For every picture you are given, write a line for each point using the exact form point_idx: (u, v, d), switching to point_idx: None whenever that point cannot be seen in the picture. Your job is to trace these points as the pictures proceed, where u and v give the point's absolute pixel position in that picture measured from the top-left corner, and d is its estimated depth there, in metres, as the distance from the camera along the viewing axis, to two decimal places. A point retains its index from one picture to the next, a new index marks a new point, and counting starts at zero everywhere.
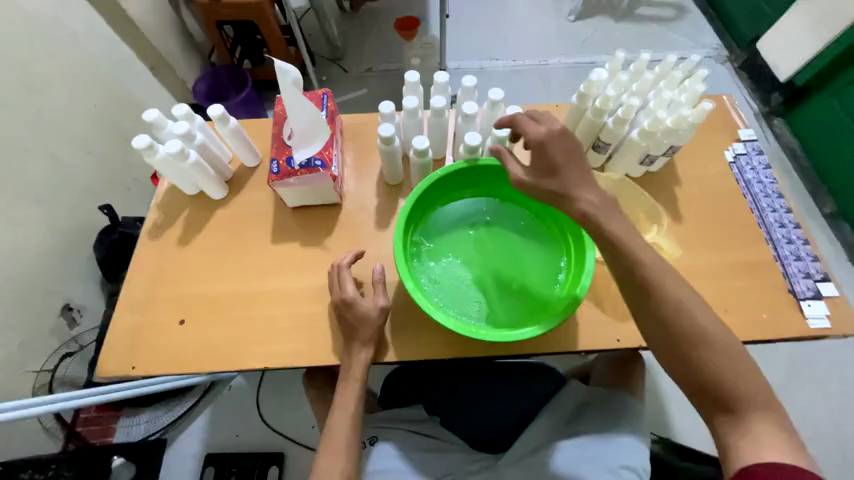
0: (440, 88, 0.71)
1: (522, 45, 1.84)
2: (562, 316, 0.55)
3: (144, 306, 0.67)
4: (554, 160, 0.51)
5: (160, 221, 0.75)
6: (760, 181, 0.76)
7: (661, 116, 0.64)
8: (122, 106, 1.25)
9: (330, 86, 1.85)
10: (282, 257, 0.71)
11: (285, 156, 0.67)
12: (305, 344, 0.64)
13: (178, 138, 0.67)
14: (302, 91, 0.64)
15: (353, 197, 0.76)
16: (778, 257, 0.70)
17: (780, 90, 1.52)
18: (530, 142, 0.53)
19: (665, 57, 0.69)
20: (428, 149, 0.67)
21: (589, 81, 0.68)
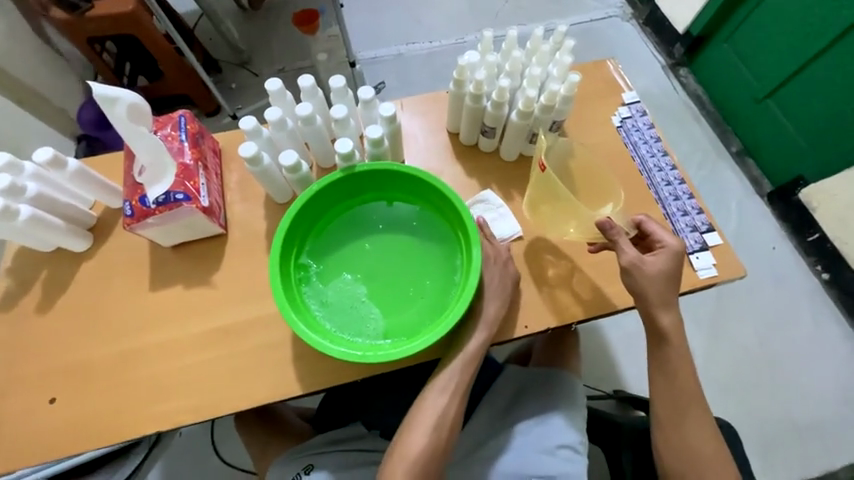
0: (308, 93, 0.65)
1: (438, 25, 1.78)
2: (455, 318, 0.54)
3: (5, 391, 0.59)
4: (637, 285, 0.61)
5: (12, 288, 0.65)
6: (645, 142, 0.78)
7: (532, 94, 0.63)
8: None
9: (239, 93, 1.71)
10: (164, 305, 0.64)
11: (139, 194, 0.59)
12: (202, 397, 0.59)
13: (0, 195, 0.57)
14: (139, 125, 0.56)
15: (239, 224, 0.70)
16: (668, 215, 0.73)
17: (682, 41, 1.56)
18: (623, 260, 0.60)
19: (534, 31, 0.68)
20: (300, 163, 0.62)
21: (460, 66, 0.65)
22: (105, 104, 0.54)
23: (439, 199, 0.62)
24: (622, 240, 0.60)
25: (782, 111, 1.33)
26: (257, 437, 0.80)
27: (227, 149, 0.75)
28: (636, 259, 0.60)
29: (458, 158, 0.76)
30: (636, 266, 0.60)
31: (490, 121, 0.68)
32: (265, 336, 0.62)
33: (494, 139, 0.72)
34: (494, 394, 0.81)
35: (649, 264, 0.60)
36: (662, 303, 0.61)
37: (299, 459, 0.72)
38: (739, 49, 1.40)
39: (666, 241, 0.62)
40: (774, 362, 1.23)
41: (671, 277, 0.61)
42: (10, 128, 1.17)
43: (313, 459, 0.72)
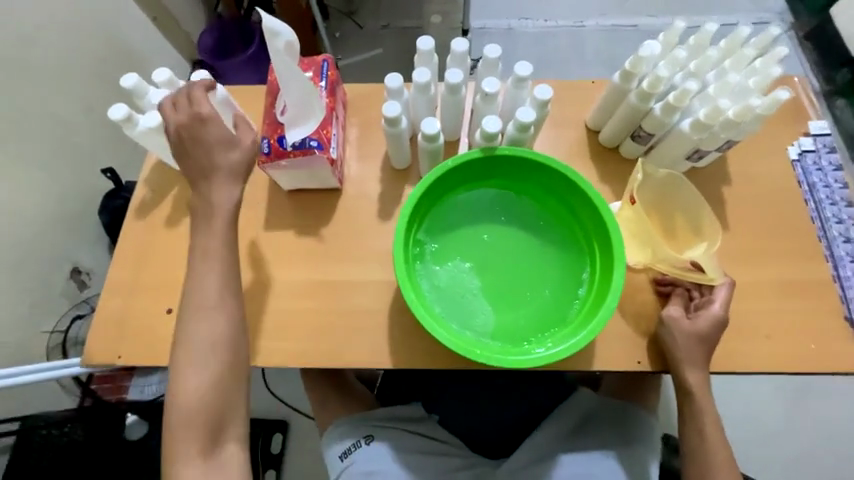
0: (458, 58, 0.60)
1: (559, 3, 1.63)
2: (581, 341, 0.49)
3: (131, 290, 0.64)
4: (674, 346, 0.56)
5: (148, 198, 0.69)
6: (826, 185, 0.66)
7: (721, 105, 0.53)
8: (120, 60, 1.17)
9: (343, 44, 1.70)
10: (274, 246, 0.65)
11: (277, 134, 0.59)
12: (296, 342, 0.60)
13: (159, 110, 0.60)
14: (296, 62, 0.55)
15: (354, 182, 0.68)
16: (837, 278, 0.61)
17: (849, 66, 1.30)
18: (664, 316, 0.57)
19: (735, 29, 0.57)
20: (438, 133, 0.58)
21: (637, 57, 0.57)
22: (271, 35, 0.54)
23: (578, 204, 0.56)
24: (675, 297, 0.59)
25: None
26: (321, 387, 0.82)
27: (353, 102, 0.74)
28: (674, 317, 0.56)
29: (592, 159, 0.68)
30: (670, 320, 0.56)
31: (651, 126, 0.59)
32: (364, 300, 0.61)
33: (644, 147, 0.63)
34: (561, 416, 0.74)
35: (689, 328, 0.55)
36: (688, 357, 0.55)
37: (361, 425, 0.73)
38: None
39: (718, 312, 0.56)
40: None
41: (704, 344, 0.56)
42: (142, 41, 1.24)
43: (373, 430, 0.72)
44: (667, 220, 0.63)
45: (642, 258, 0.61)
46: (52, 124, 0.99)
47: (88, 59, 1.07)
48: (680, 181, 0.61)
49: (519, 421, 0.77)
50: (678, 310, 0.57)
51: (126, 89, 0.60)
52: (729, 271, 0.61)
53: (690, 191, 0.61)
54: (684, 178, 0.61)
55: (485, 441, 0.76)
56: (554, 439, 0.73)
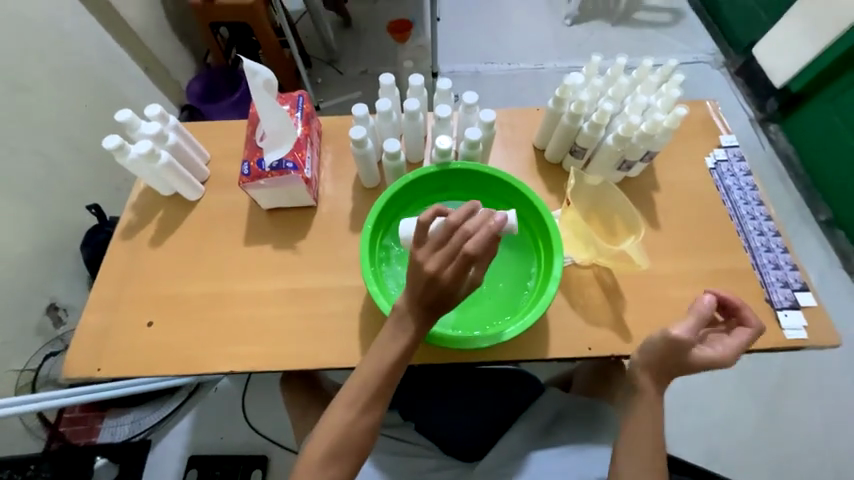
0: (416, 91, 0.71)
1: (519, 49, 1.83)
2: (527, 321, 0.56)
3: (113, 308, 0.68)
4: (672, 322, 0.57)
5: (134, 221, 0.74)
6: (739, 188, 0.75)
7: (634, 121, 0.64)
8: (111, 105, 1.26)
9: (324, 88, 1.85)
10: (253, 260, 0.71)
11: (257, 157, 0.67)
12: (275, 346, 0.64)
13: (149, 139, 0.67)
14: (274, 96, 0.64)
15: (328, 200, 0.75)
16: (756, 265, 0.69)
17: (776, 97, 1.48)
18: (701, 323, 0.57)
19: (641, 62, 0.69)
20: (400, 152, 0.67)
21: (564, 86, 0.68)
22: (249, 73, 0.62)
23: (524, 207, 0.65)
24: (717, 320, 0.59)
25: None
26: (299, 401, 0.82)
27: (328, 132, 0.82)
28: (678, 337, 0.55)
29: (540, 173, 0.77)
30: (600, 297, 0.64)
31: (583, 142, 0.69)
32: (337, 305, 0.67)
33: (581, 161, 0.73)
34: (532, 412, 0.77)
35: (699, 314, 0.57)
36: None
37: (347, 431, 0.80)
38: (844, 111, 1.29)
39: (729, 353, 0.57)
40: (840, 455, 1.10)
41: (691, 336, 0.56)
42: (133, 88, 1.34)
43: None
44: (603, 223, 0.72)
45: (588, 255, 0.68)
46: (41, 164, 1.04)
47: (81, 105, 1.16)
48: (609, 188, 0.71)
49: (493, 425, 0.79)
50: (685, 333, 0.56)
51: (120, 122, 0.67)
52: (663, 265, 0.69)
53: (616, 194, 0.71)
54: (612, 184, 0.71)
55: (460, 444, 0.78)
56: (526, 437, 0.73)
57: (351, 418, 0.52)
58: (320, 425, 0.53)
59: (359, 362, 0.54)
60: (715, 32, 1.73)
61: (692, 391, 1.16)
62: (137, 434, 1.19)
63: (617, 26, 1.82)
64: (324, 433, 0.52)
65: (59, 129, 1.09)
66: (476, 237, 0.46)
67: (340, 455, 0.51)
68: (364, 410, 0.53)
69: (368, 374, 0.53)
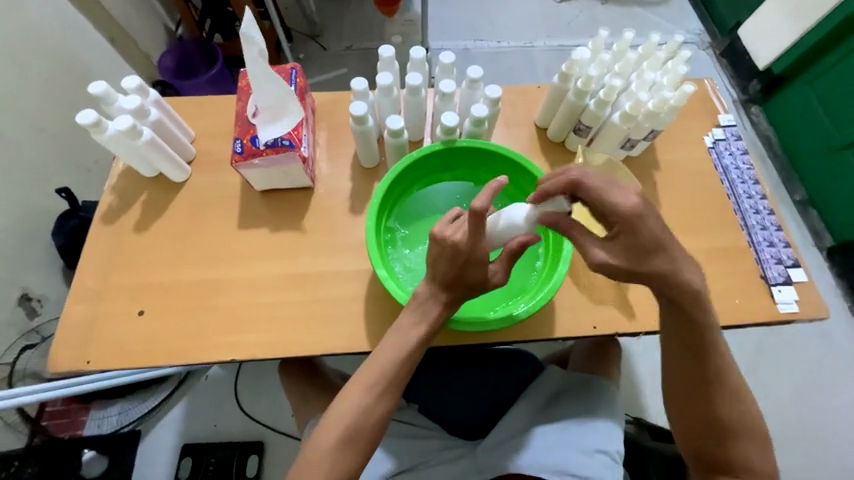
0: (417, 64, 0.67)
1: (509, 26, 1.78)
2: (538, 301, 0.56)
3: (98, 297, 0.64)
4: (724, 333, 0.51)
5: (116, 204, 0.69)
6: (737, 167, 0.76)
7: (642, 98, 0.63)
8: (76, 79, 1.15)
9: (307, 64, 1.76)
10: (249, 244, 0.67)
11: (250, 134, 0.62)
12: (276, 333, 0.62)
13: (128, 114, 0.61)
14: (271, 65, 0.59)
15: (326, 181, 0.72)
16: (752, 243, 0.71)
17: (759, 78, 1.49)
18: None
19: (648, 37, 0.68)
20: (403, 130, 0.64)
21: (571, 60, 0.66)
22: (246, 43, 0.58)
23: (530, 186, 0.64)
24: None
25: None
26: (300, 388, 0.80)
27: (323, 109, 0.78)
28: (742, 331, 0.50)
29: (544, 153, 0.76)
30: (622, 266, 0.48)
31: (588, 120, 0.68)
32: (339, 289, 0.65)
33: (585, 139, 0.72)
34: (533, 390, 0.78)
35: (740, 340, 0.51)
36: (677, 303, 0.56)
37: None
38: (820, 92, 1.32)
39: None
40: (810, 418, 1.18)
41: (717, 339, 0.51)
42: (99, 61, 1.23)
43: None
44: None
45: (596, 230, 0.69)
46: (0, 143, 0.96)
47: (40, 78, 1.05)
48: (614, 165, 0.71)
49: (494, 405, 0.80)
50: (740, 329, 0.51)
51: (94, 95, 0.61)
52: None
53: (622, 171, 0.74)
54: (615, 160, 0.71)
55: (464, 424, 0.79)
56: (528, 415, 0.75)
57: (367, 404, 0.51)
58: (330, 415, 0.52)
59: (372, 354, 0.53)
60: (703, 12, 1.73)
61: None
62: (125, 425, 1.16)
63: (607, 4, 1.79)
64: (331, 424, 0.51)
65: (16, 105, 0.99)
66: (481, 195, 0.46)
67: (348, 444, 0.50)
68: (379, 397, 0.51)
69: (381, 366, 0.52)
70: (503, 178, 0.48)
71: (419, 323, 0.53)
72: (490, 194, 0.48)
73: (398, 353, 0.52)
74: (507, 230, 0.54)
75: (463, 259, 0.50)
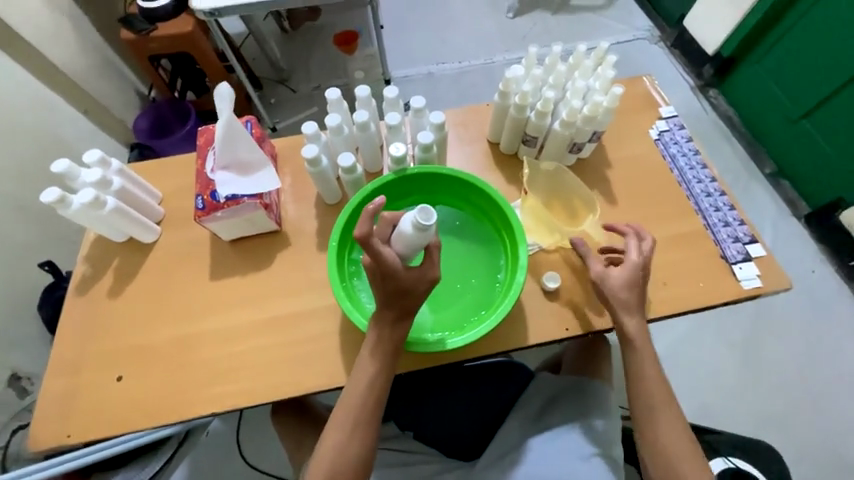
0: (364, 102, 0.71)
1: (466, 47, 1.86)
2: (502, 313, 0.58)
3: (78, 367, 0.64)
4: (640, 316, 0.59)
5: (89, 273, 0.71)
6: (684, 155, 0.80)
7: (576, 106, 0.66)
8: (50, 155, 1.19)
9: (278, 108, 1.82)
10: (222, 294, 0.69)
11: (210, 190, 0.65)
12: (256, 379, 0.63)
13: (92, 186, 0.64)
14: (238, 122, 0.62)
15: (292, 222, 0.74)
16: (709, 225, 0.73)
17: (712, 62, 1.55)
18: None
19: (576, 47, 0.72)
20: (356, 165, 0.67)
21: (506, 79, 0.70)
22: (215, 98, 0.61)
23: (484, 201, 0.66)
24: None
25: (820, 133, 1.30)
26: (292, 429, 0.80)
27: (283, 153, 0.81)
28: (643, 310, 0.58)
29: (498, 167, 0.79)
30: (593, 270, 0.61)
31: (532, 131, 0.71)
32: (314, 326, 0.66)
33: (534, 149, 0.75)
34: (525, 401, 0.78)
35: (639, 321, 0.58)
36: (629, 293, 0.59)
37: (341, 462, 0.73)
38: (770, 70, 1.40)
39: None
40: (815, 389, 1.17)
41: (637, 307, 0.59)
42: (72, 134, 1.27)
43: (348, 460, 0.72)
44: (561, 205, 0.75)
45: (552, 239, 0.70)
46: None
47: (14, 158, 1.08)
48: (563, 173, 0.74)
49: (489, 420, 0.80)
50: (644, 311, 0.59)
51: (57, 172, 0.64)
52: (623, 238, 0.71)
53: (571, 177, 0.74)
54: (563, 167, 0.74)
55: (461, 445, 0.78)
56: (522, 427, 0.75)
57: (347, 440, 0.50)
58: (313, 458, 0.52)
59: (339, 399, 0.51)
60: (649, 10, 1.82)
61: (673, 352, 1.21)
62: None
63: (556, 14, 1.88)
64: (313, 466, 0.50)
65: None
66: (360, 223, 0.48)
67: None
68: (357, 431, 0.51)
69: (356, 401, 0.52)
70: (378, 199, 0.48)
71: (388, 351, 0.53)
72: (369, 221, 0.48)
73: (372, 385, 0.52)
74: (413, 241, 0.49)
75: (380, 278, 0.50)
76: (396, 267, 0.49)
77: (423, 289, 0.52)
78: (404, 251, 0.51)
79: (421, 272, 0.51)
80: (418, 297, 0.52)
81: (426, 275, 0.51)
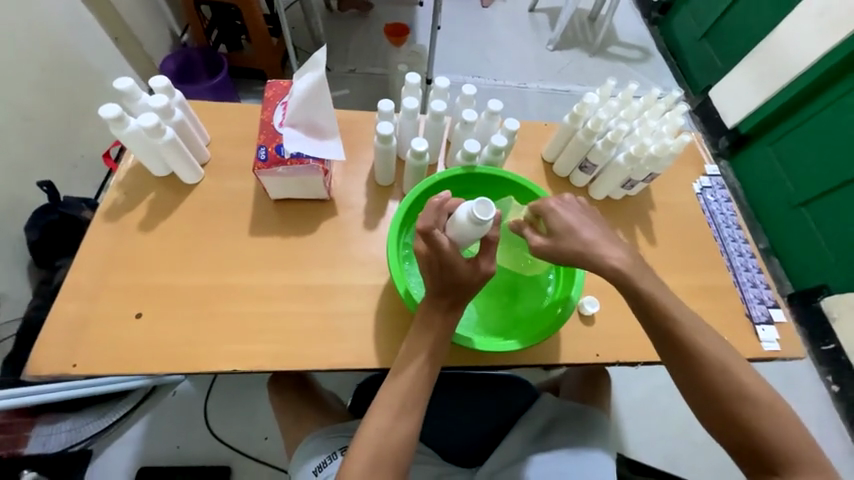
0: (440, 93, 0.71)
1: (505, 67, 1.90)
2: (553, 327, 0.59)
3: (94, 296, 0.61)
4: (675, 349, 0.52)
5: (121, 201, 0.68)
6: (722, 213, 0.83)
7: (646, 143, 0.69)
8: (76, 73, 1.12)
9: None
10: (258, 252, 0.66)
11: (275, 142, 0.64)
12: (280, 344, 0.60)
13: (154, 112, 0.61)
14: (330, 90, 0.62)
15: (341, 195, 0.73)
16: (737, 283, 0.76)
17: (727, 136, 1.62)
18: None
19: (650, 90, 0.76)
20: (425, 152, 0.66)
21: (582, 103, 0.71)
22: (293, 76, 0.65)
23: None
24: None
25: (816, 221, 1.38)
26: (290, 405, 0.77)
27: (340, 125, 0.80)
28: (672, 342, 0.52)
29: (549, 186, 0.80)
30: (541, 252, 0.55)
31: (595, 158, 0.73)
32: (348, 304, 0.64)
33: (589, 177, 0.77)
34: (529, 416, 0.78)
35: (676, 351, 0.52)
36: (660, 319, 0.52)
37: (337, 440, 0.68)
38: (783, 153, 1.46)
39: None
40: None
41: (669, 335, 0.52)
42: (101, 58, 1.20)
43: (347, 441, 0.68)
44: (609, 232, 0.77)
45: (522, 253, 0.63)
46: None
47: (37, 68, 1.00)
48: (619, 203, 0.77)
49: (490, 430, 0.80)
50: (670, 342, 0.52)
51: (118, 90, 0.61)
52: None
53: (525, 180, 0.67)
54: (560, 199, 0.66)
55: (459, 450, 0.78)
56: (525, 443, 0.74)
57: (386, 426, 0.49)
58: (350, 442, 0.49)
59: (387, 379, 0.52)
60: (678, 72, 1.92)
61: (657, 399, 1.23)
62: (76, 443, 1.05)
63: (594, 57, 1.95)
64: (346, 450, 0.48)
65: (10, 94, 0.94)
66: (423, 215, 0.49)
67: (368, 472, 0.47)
68: (396, 418, 0.49)
69: (397, 386, 0.51)
70: (444, 193, 0.50)
71: (436, 343, 0.52)
72: (433, 214, 0.49)
73: (415, 372, 0.51)
74: (467, 232, 0.47)
75: (438, 268, 0.49)
76: (456, 256, 0.48)
77: (475, 283, 0.50)
78: (460, 244, 0.50)
79: (475, 264, 0.49)
80: (475, 290, 0.51)
81: (480, 268, 0.50)
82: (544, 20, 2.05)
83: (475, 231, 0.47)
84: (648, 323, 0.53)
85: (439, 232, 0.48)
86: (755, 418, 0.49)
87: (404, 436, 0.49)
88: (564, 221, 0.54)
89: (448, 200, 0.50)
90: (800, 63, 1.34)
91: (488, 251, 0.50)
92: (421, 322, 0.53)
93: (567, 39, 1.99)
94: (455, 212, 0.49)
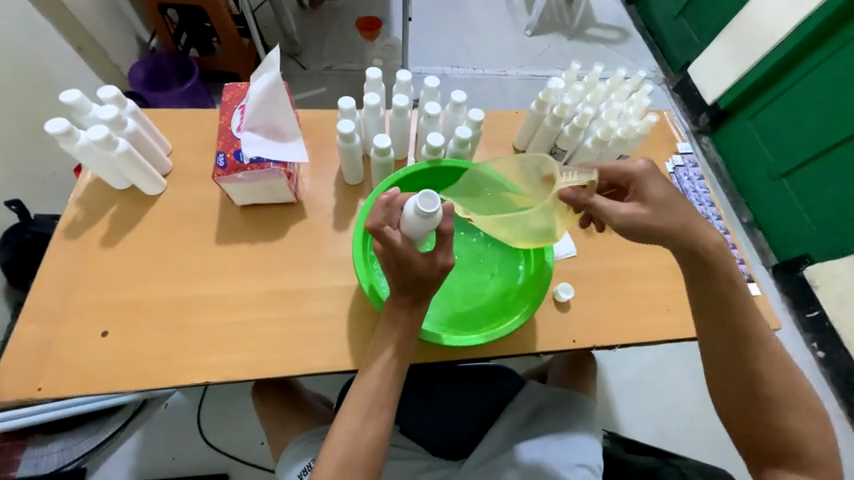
0: (403, 87, 0.70)
1: (483, 55, 1.88)
2: (523, 317, 0.59)
3: (57, 316, 0.60)
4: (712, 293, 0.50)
5: (81, 218, 0.66)
6: (695, 191, 0.83)
7: (612, 126, 0.68)
8: (39, 88, 1.08)
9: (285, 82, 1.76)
10: (226, 260, 0.65)
11: (234, 148, 0.62)
12: (253, 352, 0.60)
13: (104, 124, 0.59)
14: (285, 89, 0.61)
15: (309, 197, 0.72)
16: None
17: (707, 112, 1.63)
18: None
19: (615, 71, 0.76)
20: (389, 148, 0.66)
21: (547, 89, 0.71)
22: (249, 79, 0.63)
23: None
24: None
25: (796, 192, 1.39)
26: (273, 411, 0.76)
27: (306, 125, 0.78)
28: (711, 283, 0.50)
29: None
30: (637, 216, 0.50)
31: (564, 144, 0.72)
32: (320, 306, 0.63)
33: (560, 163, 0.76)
34: (514, 405, 0.78)
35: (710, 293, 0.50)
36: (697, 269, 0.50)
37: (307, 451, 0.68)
38: (762, 127, 1.46)
39: None
40: None
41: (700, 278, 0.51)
42: (62, 70, 1.16)
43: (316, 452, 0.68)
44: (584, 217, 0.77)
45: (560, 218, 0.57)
46: None
47: None
48: None
49: (477, 422, 0.80)
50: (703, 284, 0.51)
51: (65, 104, 0.59)
52: (632, 260, 0.73)
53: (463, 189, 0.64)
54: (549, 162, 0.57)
55: (446, 444, 0.78)
56: (511, 432, 0.75)
57: (356, 428, 0.49)
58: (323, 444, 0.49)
59: (354, 382, 0.51)
60: (656, 51, 1.91)
61: (645, 377, 1.25)
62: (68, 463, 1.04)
63: (572, 40, 1.93)
64: (322, 456, 0.48)
65: None
66: (373, 214, 0.48)
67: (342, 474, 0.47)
68: (367, 419, 0.49)
69: (368, 386, 0.50)
70: (393, 190, 0.49)
71: (405, 341, 0.52)
72: (382, 211, 0.48)
73: (385, 372, 0.51)
74: (417, 225, 0.47)
75: (395, 266, 0.49)
76: (411, 251, 0.47)
77: (435, 277, 0.49)
78: (416, 240, 0.49)
79: (432, 258, 0.49)
80: (435, 285, 0.50)
81: (437, 261, 0.49)
82: (520, 5, 2.02)
83: (428, 222, 0.46)
84: (702, 292, 0.51)
85: (390, 230, 0.47)
86: (775, 380, 0.50)
87: (378, 435, 0.49)
88: (669, 195, 0.51)
89: (397, 196, 0.49)
90: (773, 36, 1.34)
91: (444, 244, 0.49)
92: (385, 321, 0.52)
93: (544, 23, 1.96)
94: (406, 207, 0.49)
